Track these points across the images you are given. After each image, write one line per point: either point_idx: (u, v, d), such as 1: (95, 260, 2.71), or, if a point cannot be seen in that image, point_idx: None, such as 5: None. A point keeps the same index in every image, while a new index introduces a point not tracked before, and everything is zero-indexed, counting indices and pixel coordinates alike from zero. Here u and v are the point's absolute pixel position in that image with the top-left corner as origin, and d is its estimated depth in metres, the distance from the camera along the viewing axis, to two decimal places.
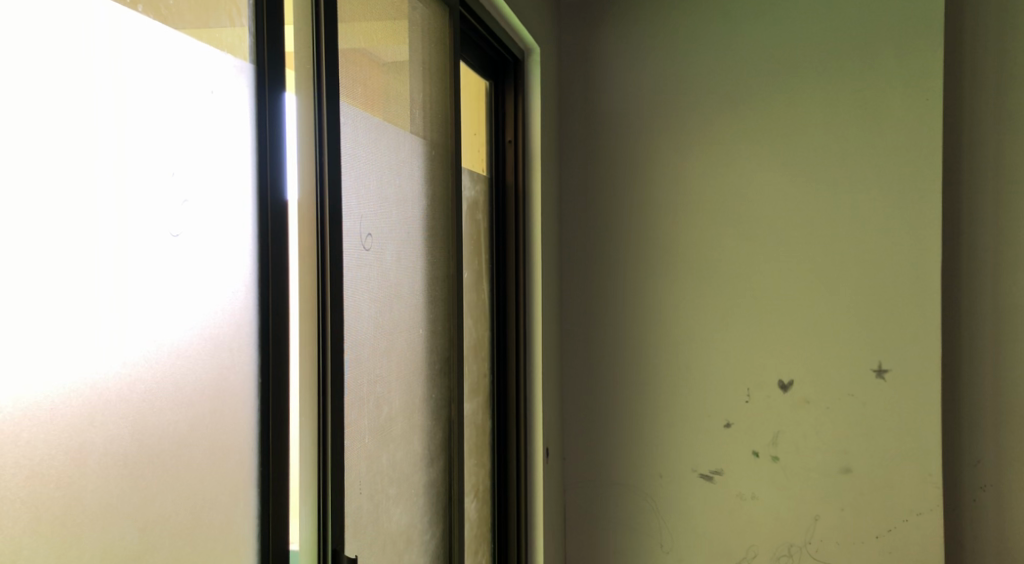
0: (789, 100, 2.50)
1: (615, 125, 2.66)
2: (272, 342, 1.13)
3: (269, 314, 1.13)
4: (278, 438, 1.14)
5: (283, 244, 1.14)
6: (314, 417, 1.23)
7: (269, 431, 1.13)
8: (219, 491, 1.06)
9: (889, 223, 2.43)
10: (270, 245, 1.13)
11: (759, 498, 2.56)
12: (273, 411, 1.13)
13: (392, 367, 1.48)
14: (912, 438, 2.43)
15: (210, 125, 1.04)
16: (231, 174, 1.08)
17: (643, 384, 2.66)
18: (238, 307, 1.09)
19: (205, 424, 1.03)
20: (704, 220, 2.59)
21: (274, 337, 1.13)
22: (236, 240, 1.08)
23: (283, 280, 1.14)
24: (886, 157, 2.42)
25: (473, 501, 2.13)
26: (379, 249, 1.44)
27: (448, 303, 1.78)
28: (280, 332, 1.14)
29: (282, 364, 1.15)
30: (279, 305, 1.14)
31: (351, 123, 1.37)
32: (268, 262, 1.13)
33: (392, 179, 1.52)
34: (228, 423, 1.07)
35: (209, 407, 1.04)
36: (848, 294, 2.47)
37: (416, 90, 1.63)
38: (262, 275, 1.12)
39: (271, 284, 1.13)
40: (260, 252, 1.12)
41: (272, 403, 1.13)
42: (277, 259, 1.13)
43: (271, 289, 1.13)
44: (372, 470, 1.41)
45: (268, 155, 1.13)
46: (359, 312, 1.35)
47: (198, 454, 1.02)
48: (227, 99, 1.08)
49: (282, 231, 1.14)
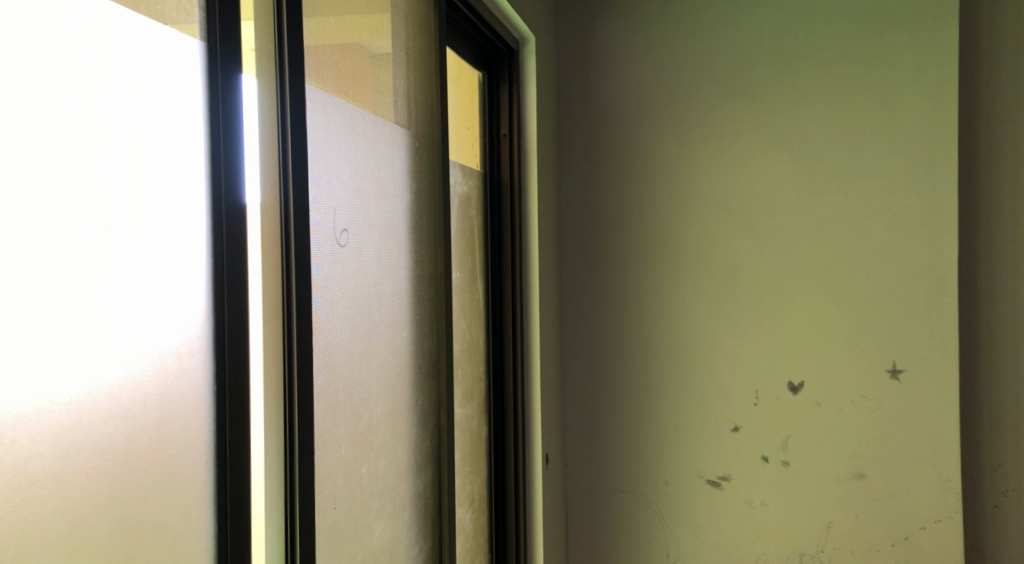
0: (796, 90, 2.40)
1: (615, 118, 2.56)
2: (230, 345, 1.03)
3: (226, 314, 1.03)
4: (238, 450, 1.04)
5: (241, 240, 1.05)
6: (280, 426, 1.13)
7: (227, 443, 1.03)
8: (168, 510, 0.96)
9: (901, 218, 2.32)
10: (224, 240, 1.03)
11: (769, 506, 2.45)
12: (232, 420, 1.04)
13: (372, 373, 1.38)
14: (928, 442, 2.32)
15: (144, 105, 0.95)
16: (178, 162, 0.99)
17: (647, 386, 2.55)
18: (189, 307, 0.99)
19: (147, 437, 0.94)
20: (708, 217, 2.48)
21: (231, 340, 1.04)
22: (187, 233, 0.99)
23: (241, 279, 1.05)
24: (899, 148, 2.32)
25: (466, 511, 2.03)
26: (355, 246, 1.34)
27: (435, 304, 1.67)
28: (238, 335, 1.04)
29: (240, 371, 1.05)
30: (238, 305, 1.04)
31: (321, 111, 1.27)
32: (223, 258, 1.03)
33: (371, 170, 1.42)
34: (176, 436, 0.98)
35: (153, 419, 0.95)
36: (859, 291, 2.37)
37: (399, 78, 1.54)
38: (217, 272, 1.03)
39: (227, 282, 1.03)
40: (215, 246, 1.03)
41: (230, 413, 1.03)
42: (233, 256, 1.04)
43: (226, 288, 1.03)
44: (350, 484, 1.30)
45: (222, 142, 1.03)
46: (333, 314, 1.24)
47: (138, 470, 0.93)
48: (173, 79, 0.99)
49: (239, 226, 1.05)
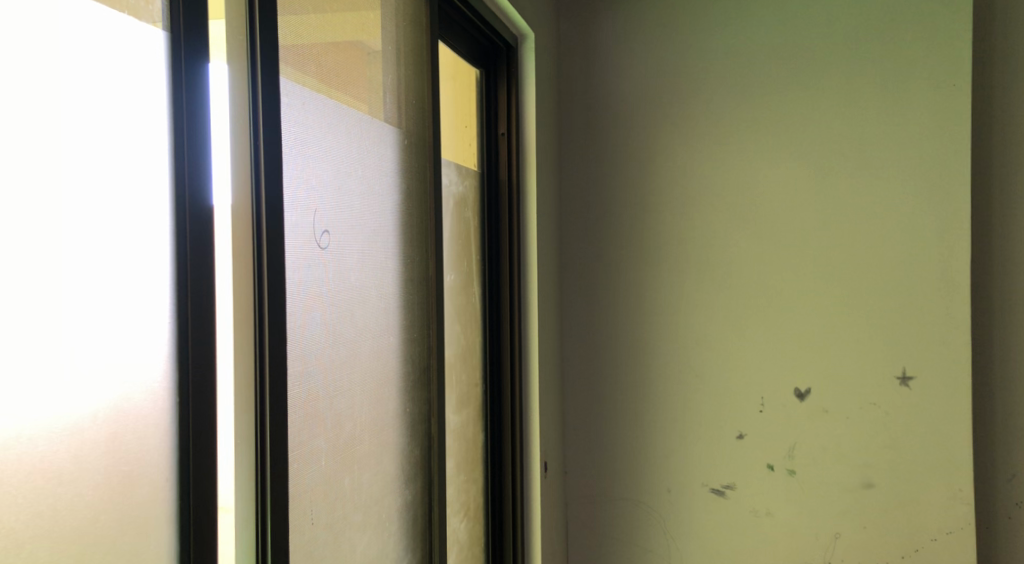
0: (804, 88, 2.33)
1: (617, 117, 2.49)
2: (193, 351, 0.98)
3: (189, 317, 0.97)
4: (204, 463, 0.98)
5: (208, 240, 0.99)
6: (252, 440, 1.08)
7: (190, 456, 0.97)
8: (123, 530, 0.91)
9: (912, 220, 2.25)
10: (188, 239, 0.97)
11: (774, 515, 2.38)
12: (197, 433, 0.98)
13: (354, 382, 1.32)
14: (939, 450, 2.25)
15: (98, 100, 0.89)
16: (137, 156, 0.93)
17: (649, 392, 2.49)
18: (148, 310, 0.93)
19: (98, 454, 0.88)
20: (713, 218, 2.42)
21: (195, 346, 0.98)
22: (147, 232, 0.93)
23: (208, 282, 0.99)
24: (909, 147, 2.25)
25: (460, 521, 1.96)
26: (337, 249, 1.28)
27: (425, 308, 1.61)
28: (203, 340, 0.98)
29: (205, 382, 0.99)
30: (203, 308, 0.98)
31: (300, 108, 1.21)
32: (187, 258, 0.97)
33: (356, 169, 1.36)
34: (131, 449, 0.91)
35: (105, 434, 0.89)
36: (868, 295, 2.30)
37: (388, 74, 1.48)
38: (180, 274, 0.97)
39: (190, 284, 0.97)
40: (178, 245, 0.97)
41: (193, 423, 0.97)
42: (198, 260, 0.98)
43: (190, 289, 0.97)
44: (331, 498, 1.25)
45: (186, 135, 0.97)
46: (310, 321, 1.19)
47: (87, 489, 0.87)
48: (132, 68, 0.93)
49: (205, 225, 0.99)
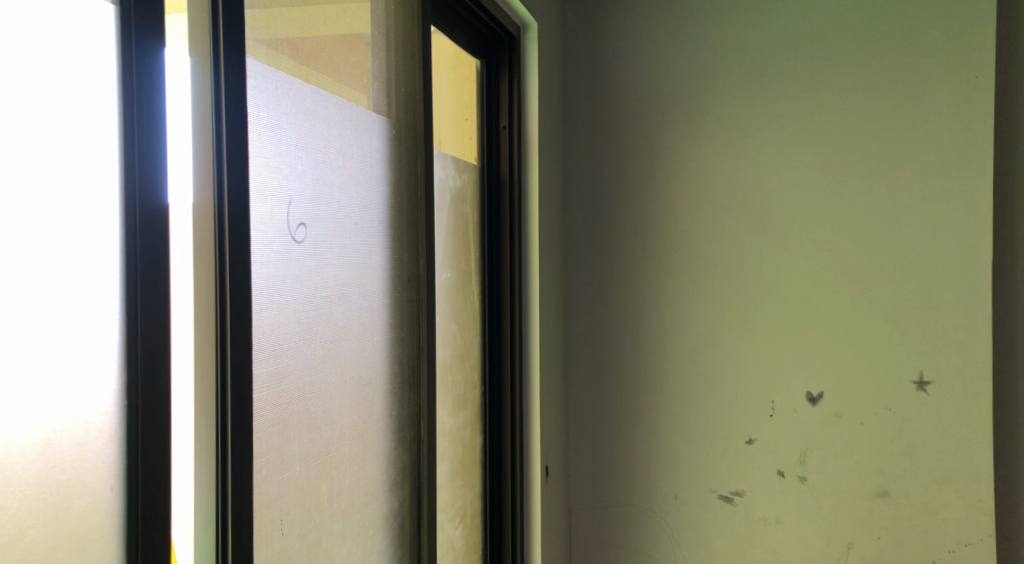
0: (818, 80, 2.24)
1: (625, 109, 2.41)
2: (144, 355, 0.90)
3: (139, 318, 0.89)
4: (154, 475, 0.91)
5: (162, 235, 0.92)
6: (213, 445, 1.02)
7: (139, 468, 0.90)
8: (60, 543, 0.82)
9: (931, 218, 2.16)
10: (138, 232, 0.89)
11: (785, 523, 2.30)
12: (148, 442, 0.90)
13: (334, 383, 1.25)
14: (959, 458, 2.15)
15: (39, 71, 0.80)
16: (81, 139, 0.84)
17: (655, 395, 2.41)
18: (91, 306, 0.85)
19: (33, 459, 0.80)
20: (722, 215, 2.33)
21: (145, 349, 0.90)
22: (90, 220, 0.85)
23: (162, 279, 0.92)
24: (929, 141, 2.15)
25: (455, 527, 1.90)
26: (316, 243, 1.21)
27: (414, 306, 1.54)
28: (154, 343, 0.91)
29: (155, 385, 0.91)
30: (157, 307, 0.91)
31: (278, 92, 1.13)
32: (136, 251, 0.89)
33: (340, 158, 1.28)
34: (69, 461, 0.83)
35: (42, 437, 0.80)
36: (885, 296, 2.20)
37: (376, 60, 1.41)
38: (129, 270, 0.89)
39: (140, 281, 0.90)
40: (127, 238, 0.89)
41: (142, 433, 0.90)
42: (148, 254, 0.90)
43: (140, 286, 0.90)
44: (305, 506, 1.18)
45: (136, 119, 0.89)
46: (280, 320, 1.12)
47: (21, 497, 0.79)
48: (76, 40, 0.84)
49: (158, 217, 0.91)
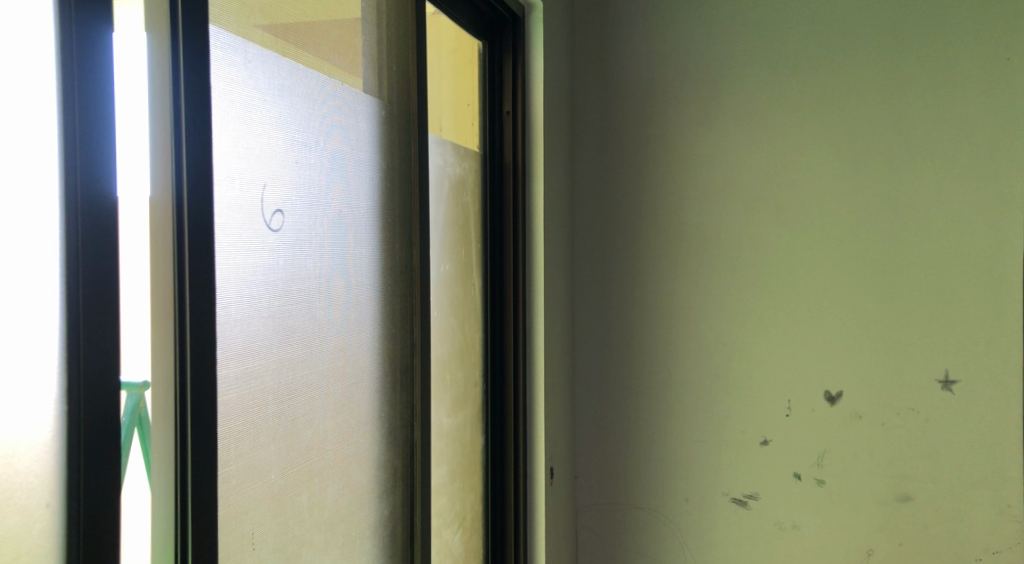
0: (839, 64, 2.13)
1: (634, 95, 2.30)
2: (87, 354, 0.81)
3: (81, 312, 0.80)
4: (95, 487, 0.82)
5: (108, 220, 0.83)
6: (173, 452, 0.92)
7: (80, 479, 0.81)
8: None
9: (958, 208, 2.05)
10: (80, 216, 0.80)
11: (801, 528, 2.19)
12: (90, 450, 0.81)
13: (316, 383, 1.15)
14: (986, 462, 2.05)
15: None
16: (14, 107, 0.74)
17: (665, 394, 2.30)
18: (25, 299, 0.75)
19: None
20: (737, 205, 2.22)
21: (88, 347, 0.81)
22: (25, 202, 0.75)
23: (108, 270, 0.83)
24: (955, 127, 2.04)
25: (453, 534, 1.80)
26: (295, 232, 1.11)
27: (408, 300, 1.44)
28: (97, 341, 0.82)
29: (100, 387, 0.82)
30: (102, 299, 0.82)
31: (251, 67, 1.03)
32: (78, 239, 0.80)
33: (324, 140, 1.19)
34: None
35: None
36: (908, 291, 2.09)
37: (366, 36, 1.31)
38: (70, 259, 0.80)
39: (83, 270, 0.80)
40: (68, 223, 0.79)
41: (85, 440, 0.81)
42: (91, 242, 0.81)
43: (82, 278, 0.80)
44: (281, 517, 1.09)
45: (77, 90, 0.80)
46: (251, 316, 1.02)
47: None
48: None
49: (101, 201, 0.82)
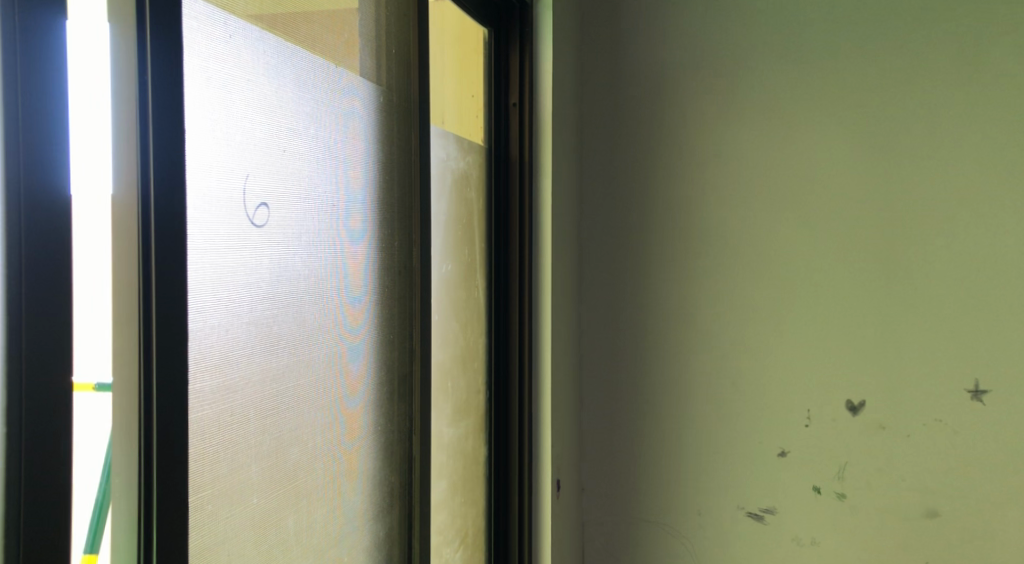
0: (864, 56, 2.02)
1: (647, 88, 2.19)
2: (31, 360, 0.74)
3: (25, 316, 0.74)
4: (40, 504, 0.75)
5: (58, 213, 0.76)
6: (136, 476, 0.82)
7: (23, 496, 0.74)
8: None
9: (990, 208, 1.94)
10: (24, 210, 0.73)
11: (821, 545, 2.08)
12: (36, 468, 0.75)
13: (305, 395, 1.04)
14: (1018, 477, 1.94)
15: None
16: None
17: (678, 404, 2.19)
18: None
19: None
20: (755, 203, 2.11)
21: (32, 354, 0.74)
22: None
23: (59, 268, 0.76)
24: (987, 123, 1.93)
25: (454, 553, 1.69)
26: (282, 227, 1.00)
27: (406, 302, 1.32)
28: (43, 346, 0.75)
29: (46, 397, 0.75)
30: (49, 302, 0.75)
31: (233, 44, 0.92)
32: (21, 237, 0.73)
33: (316, 128, 1.08)
34: None
35: None
36: (936, 295, 1.98)
37: (364, 13, 1.20)
38: (13, 258, 0.73)
39: (27, 272, 0.74)
40: (10, 220, 0.73)
41: (28, 455, 0.74)
42: (36, 240, 0.74)
43: (25, 279, 0.74)
44: (265, 546, 0.98)
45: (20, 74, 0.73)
46: (230, 322, 0.91)
47: None
48: None
49: (49, 193, 0.75)
